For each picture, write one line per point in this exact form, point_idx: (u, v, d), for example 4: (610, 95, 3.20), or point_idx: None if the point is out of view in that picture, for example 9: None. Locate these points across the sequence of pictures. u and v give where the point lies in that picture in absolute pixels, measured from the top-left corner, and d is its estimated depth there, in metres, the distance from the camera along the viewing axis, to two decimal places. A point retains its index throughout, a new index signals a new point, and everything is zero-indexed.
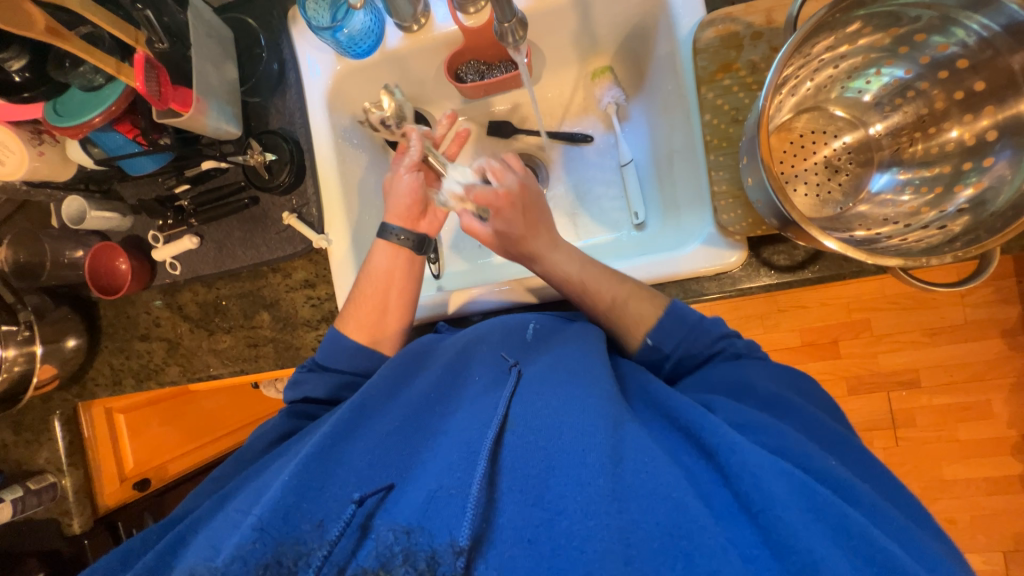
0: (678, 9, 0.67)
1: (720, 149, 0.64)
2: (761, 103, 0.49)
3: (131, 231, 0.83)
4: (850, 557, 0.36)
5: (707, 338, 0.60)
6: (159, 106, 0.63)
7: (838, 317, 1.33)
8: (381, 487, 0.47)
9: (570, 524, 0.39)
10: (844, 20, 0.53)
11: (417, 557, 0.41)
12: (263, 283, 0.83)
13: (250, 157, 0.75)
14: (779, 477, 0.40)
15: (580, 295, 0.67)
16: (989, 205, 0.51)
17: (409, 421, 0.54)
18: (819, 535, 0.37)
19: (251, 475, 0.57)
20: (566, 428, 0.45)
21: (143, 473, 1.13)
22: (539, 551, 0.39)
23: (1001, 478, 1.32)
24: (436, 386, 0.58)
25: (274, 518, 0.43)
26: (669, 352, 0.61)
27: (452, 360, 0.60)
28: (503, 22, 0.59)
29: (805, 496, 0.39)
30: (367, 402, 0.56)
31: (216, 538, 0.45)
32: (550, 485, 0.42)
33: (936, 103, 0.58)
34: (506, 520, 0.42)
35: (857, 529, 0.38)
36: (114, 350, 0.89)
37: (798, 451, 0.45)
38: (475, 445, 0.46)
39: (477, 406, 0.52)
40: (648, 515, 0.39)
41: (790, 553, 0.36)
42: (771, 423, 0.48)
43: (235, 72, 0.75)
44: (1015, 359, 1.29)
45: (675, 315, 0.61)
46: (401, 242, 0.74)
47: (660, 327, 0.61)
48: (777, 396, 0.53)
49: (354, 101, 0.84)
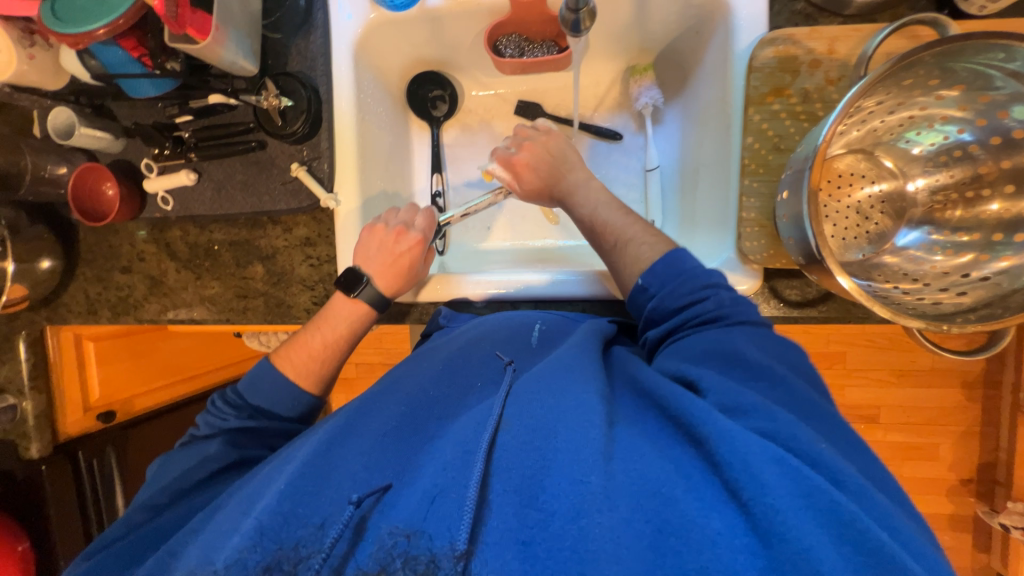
0: (739, 18, 0.64)
1: (755, 175, 0.63)
2: (821, 139, 0.48)
3: (122, 155, 0.78)
4: (840, 544, 0.35)
5: (688, 288, 0.57)
6: (175, 30, 0.57)
7: (818, 346, 1.37)
8: (379, 488, 0.47)
9: (562, 525, 0.39)
10: (917, 70, 0.51)
11: (417, 561, 0.40)
12: (260, 234, 0.79)
13: (264, 99, 0.70)
14: (771, 463, 0.39)
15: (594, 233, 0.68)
16: (1014, 282, 0.51)
17: (406, 420, 0.54)
18: (807, 521, 0.36)
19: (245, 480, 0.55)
20: (562, 431, 0.45)
21: (110, 406, 1.07)
22: (534, 554, 0.38)
23: (932, 515, 1.41)
24: (436, 383, 0.59)
25: (273, 522, 0.44)
26: (655, 292, 0.59)
27: (452, 356, 0.61)
28: (572, 10, 0.55)
29: (794, 480, 0.38)
30: (365, 406, 0.57)
31: (213, 542, 0.46)
32: (545, 486, 0.42)
33: (982, 169, 0.57)
34: (497, 521, 0.41)
35: (844, 514, 0.36)
36: (91, 278, 0.85)
37: (792, 432, 0.42)
38: (471, 446, 0.47)
39: (474, 412, 0.52)
40: (637, 512, 0.39)
41: (776, 544, 0.35)
42: (761, 404, 0.45)
43: (259, 2, 0.68)
44: (969, 409, 1.36)
45: (668, 260, 0.59)
46: (369, 301, 0.70)
47: (653, 269, 0.60)
48: (768, 365, 0.49)
49: (382, 55, 0.78)
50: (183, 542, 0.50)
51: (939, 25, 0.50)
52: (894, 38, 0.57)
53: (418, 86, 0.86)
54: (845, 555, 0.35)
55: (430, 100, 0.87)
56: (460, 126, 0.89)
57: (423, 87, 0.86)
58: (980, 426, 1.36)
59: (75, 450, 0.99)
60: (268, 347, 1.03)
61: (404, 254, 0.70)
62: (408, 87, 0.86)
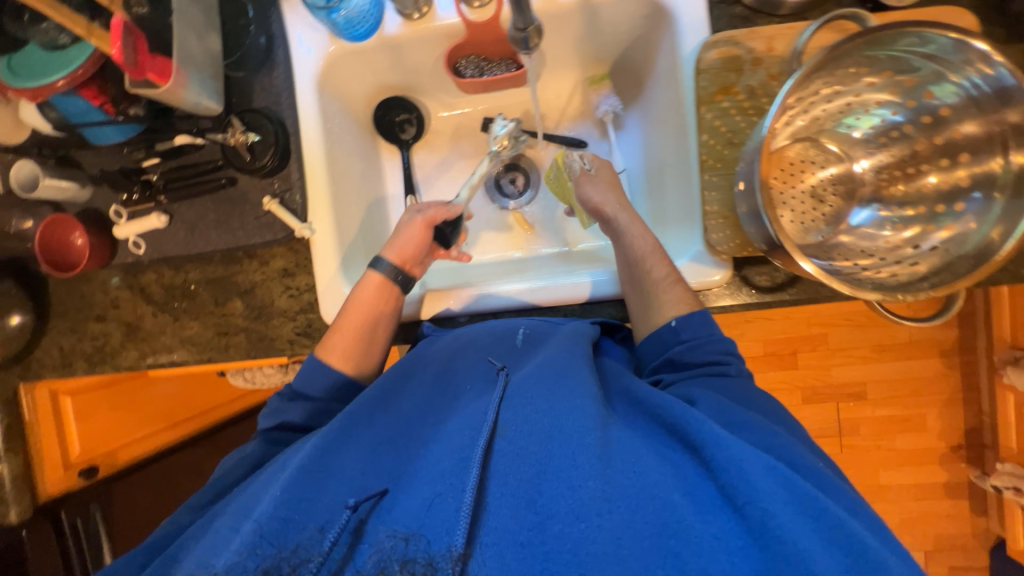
0: (683, 25, 0.67)
1: (714, 170, 0.66)
2: (766, 129, 0.51)
3: (90, 203, 0.77)
4: (833, 548, 0.39)
5: (717, 347, 0.61)
6: (135, 76, 0.57)
7: (800, 330, 1.41)
8: (376, 492, 0.47)
9: (561, 527, 0.40)
10: (846, 60, 0.55)
11: (416, 562, 0.40)
12: (236, 269, 0.79)
13: (231, 136, 0.70)
14: (765, 471, 0.42)
15: (632, 266, 0.70)
16: (960, 248, 0.55)
17: (400, 431, 0.55)
18: (799, 527, 0.39)
19: (240, 489, 0.54)
20: (558, 435, 0.46)
21: (93, 461, 1.04)
22: (529, 555, 0.40)
23: (928, 486, 1.44)
24: (429, 396, 0.59)
25: (271, 527, 0.43)
26: (686, 339, 0.62)
27: (443, 369, 0.62)
28: (518, 29, 0.57)
29: (790, 489, 0.41)
30: (358, 412, 0.56)
31: (209, 549, 0.45)
32: (541, 489, 0.43)
33: (918, 146, 0.60)
34: (497, 522, 0.42)
35: (834, 520, 0.40)
36: (64, 330, 0.83)
37: (786, 450, 0.49)
38: (467, 453, 0.46)
39: (467, 413, 0.52)
40: (637, 514, 0.41)
41: (771, 542, 0.38)
42: (754, 421, 0.51)
43: (219, 43, 0.70)
44: (950, 377, 1.40)
45: (705, 315, 0.63)
46: (388, 276, 0.72)
47: (690, 316, 0.63)
48: (764, 406, 0.56)
49: (347, 85, 0.80)
50: (182, 546, 0.49)
51: (861, 18, 0.54)
52: (825, 33, 0.61)
53: (385, 112, 0.87)
54: (838, 559, 0.38)
55: (396, 124, 0.88)
56: (430, 147, 0.91)
57: (389, 113, 0.87)
58: (962, 393, 1.40)
59: (57, 511, 0.95)
60: (254, 384, 1.01)
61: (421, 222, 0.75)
62: (375, 112, 0.87)
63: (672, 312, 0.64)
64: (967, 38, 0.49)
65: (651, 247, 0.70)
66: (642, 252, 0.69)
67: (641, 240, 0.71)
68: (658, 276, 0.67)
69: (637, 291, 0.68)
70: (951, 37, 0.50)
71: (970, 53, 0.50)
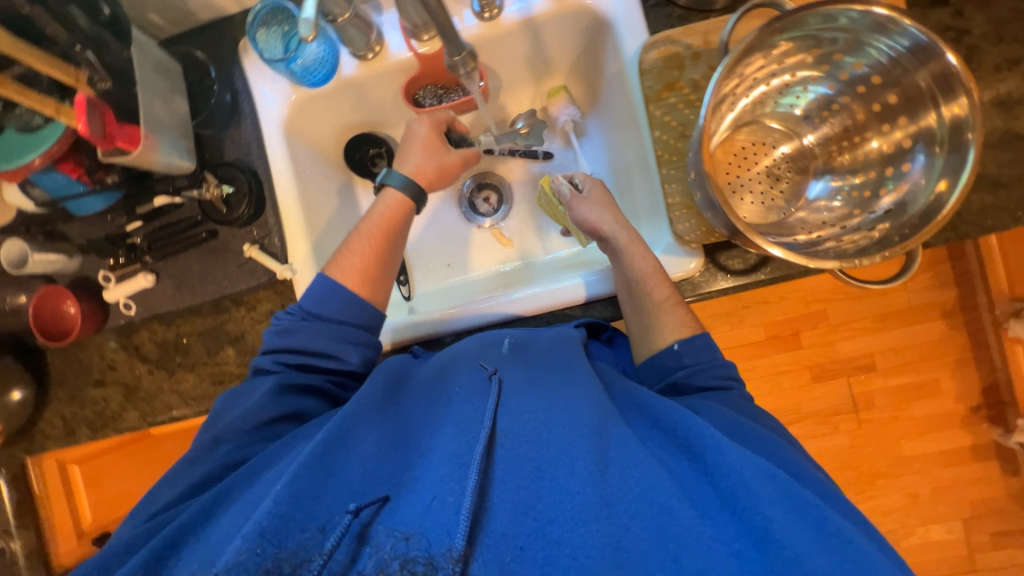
0: (622, 30, 0.70)
1: (670, 164, 0.67)
2: (701, 122, 0.52)
3: (79, 272, 0.79)
4: (833, 552, 0.39)
5: (717, 372, 0.61)
6: (105, 146, 0.60)
7: (799, 310, 1.40)
8: (377, 498, 0.46)
9: (559, 533, 0.42)
10: (770, 42, 0.58)
11: (416, 562, 0.40)
12: (226, 317, 0.81)
13: (206, 191, 0.74)
14: (767, 479, 0.43)
15: (631, 289, 0.67)
16: (907, 211, 0.57)
17: (398, 438, 0.53)
18: (797, 532, 0.40)
19: (241, 481, 0.52)
20: (558, 441, 0.47)
21: (103, 525, 1.10)
22: (529, 558, 0.41)
23: (954, 450, 1.40)
24: (426, 401, 0.58)
25: (271, 526, 0.42)
26: (688, 363, 0.62)
27: (437, 376, 0.61)
28: (452, 56, 0.57)
29: (789, 496, 0.42)
30: (356, 414, 0.53)
31: (212, 551, 0.44)
32: (540, 496, 0.44)
33: (858, 115, 0.62)
34: (497, 526, 0.43)
35: (833, 527, 0.41)
36: (65, 399, 0.84)
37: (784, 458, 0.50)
38: (465, 457, 0.46)
39: (461, 416, 0.51)
40: (635, 518, 0.42)
41: (771, 546, 0.39)
42: (753, 429, 0.53)
43: (185, 105, 0.73)
44: (956, 338, 1.38)
45: (706, 338, 0.63)
46: (407, 193, 0.74)
47: (692, 340, 0.62)
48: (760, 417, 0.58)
49: (313, 129, 0.83)
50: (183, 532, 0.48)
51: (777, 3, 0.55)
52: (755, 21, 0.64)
53: (355, 148, 0.89)
54: (837, 562, 0.38)
55: (368, 158, 0.90)
56: None
57: (360, 148, 0.89)
58: (972, 352, 1.38)
59: None
60: None
61: (430, 123, 0.75)
62: (345, 151, 0.90)
63: (672, 337, 0.64)
64: (870, 7, 0.51)
65: (652, 269, 0.67)
66: (641, 275, 0.67)
67: (640, 261, 0.68)
68: (658, 299, 0.65)
69: (638, 313, 0.67)
70: (858, 10, 0.51)
71: (876, 18, 0.52)
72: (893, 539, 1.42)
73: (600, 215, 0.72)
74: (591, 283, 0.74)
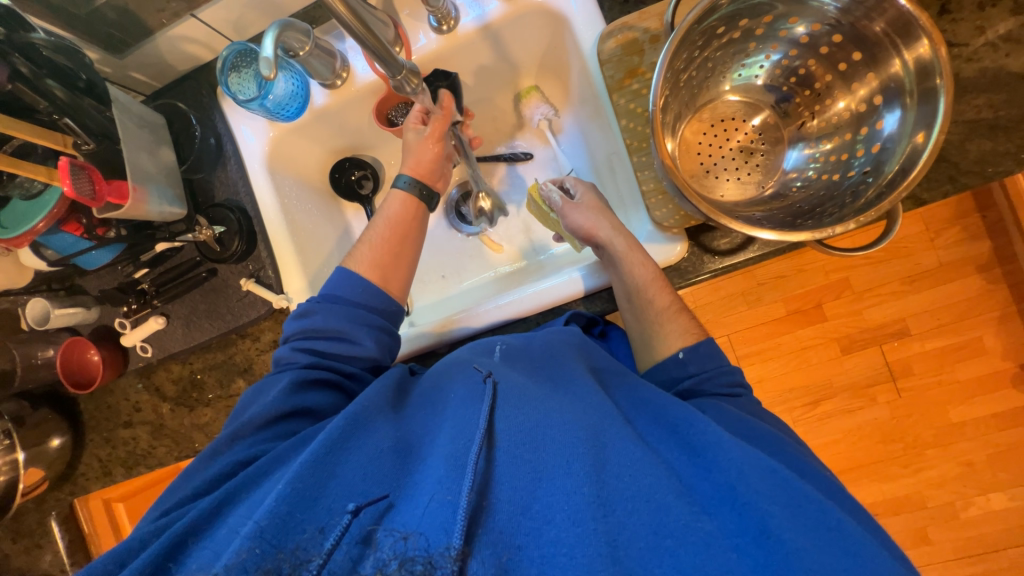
0: (579, 24, 0.70)
1: (641, 151, 0.67)
2: (651, 108, 0.52)
3: (99, 322, 0.85)
4: (831, 547, 0.39)
5: (723, 379, 0.59)
6: (96, 204, 0.64)
7: (819, 281, 1.28)
8: (378, 500, 0.46)
9: (559, 532, 0.40)
10: (717, 16, 0.57)
11: (414, 561, 0.38)
12: (233, 350, 0.84)
13: (199, 233, 0.78)
14: (767, 475, 0.43)
15: (632, 297, 0.66)
16: (879, 172, 0.57)
17: (398, 446, 0.52)
18: (795, 527, 0.40)
19: (247, 483, 0.52)
20: (554, 439, 0.46)
21: None
22: (529, 557, 0.40)
23: (1013, 412, 1.25)
24: (422, 409, 0.57)
25: (271, 525, 0.43)
26: (694, 372, 0.60)
27: (433, 385, 0.60)
28: (393, 77, 0.59)
29: (786, 491, 0.42)
30: (358, 418, 0.53)
31: (209, 557, 0.43)
32: (538, 495, 0.43)
33: (823, 78, 0.63)
34: (496, 524, 0.42)
35: (830, 521, 0.41)
36: (99, 442, 0.89)
37: (787, 457, 0.50)
38: (463, 458, 0.45)
39: (459, 418, 0.50)
40: (634, 516, 0.41)
41: (770, 542, 0.39)
42: (755, 429, 0.52)
43: (171, 154, 0.77)
44: (995, 292, 1.24)
45: (710, 343, 0.61)
46: (412, 192, 0.75)
47: (698, 347, 0.61)
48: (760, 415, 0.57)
49: (296, 162, 0.86)
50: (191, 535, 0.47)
51: None
52: None
53: (339, 173, 0.92)
54: (833, 556, 0.38)
55: (354, 182, 0.92)
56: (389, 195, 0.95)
57: (345, 173, 0.92)
58: (1015, 306, 1.23)
59: None
60: None
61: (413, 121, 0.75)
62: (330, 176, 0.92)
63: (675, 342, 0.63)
64: None
65: (652, 277, 0.65)
66: (641, 285, 0.65)
67: (638, 270, 0.65)
68: (660, 307, 0.64)
69: (639, 321, 0.66)
70: None
71: None
72: (952, 515, 1.26)
73: (593, 219, 0.70)
74: (584, 278, 0.73)
